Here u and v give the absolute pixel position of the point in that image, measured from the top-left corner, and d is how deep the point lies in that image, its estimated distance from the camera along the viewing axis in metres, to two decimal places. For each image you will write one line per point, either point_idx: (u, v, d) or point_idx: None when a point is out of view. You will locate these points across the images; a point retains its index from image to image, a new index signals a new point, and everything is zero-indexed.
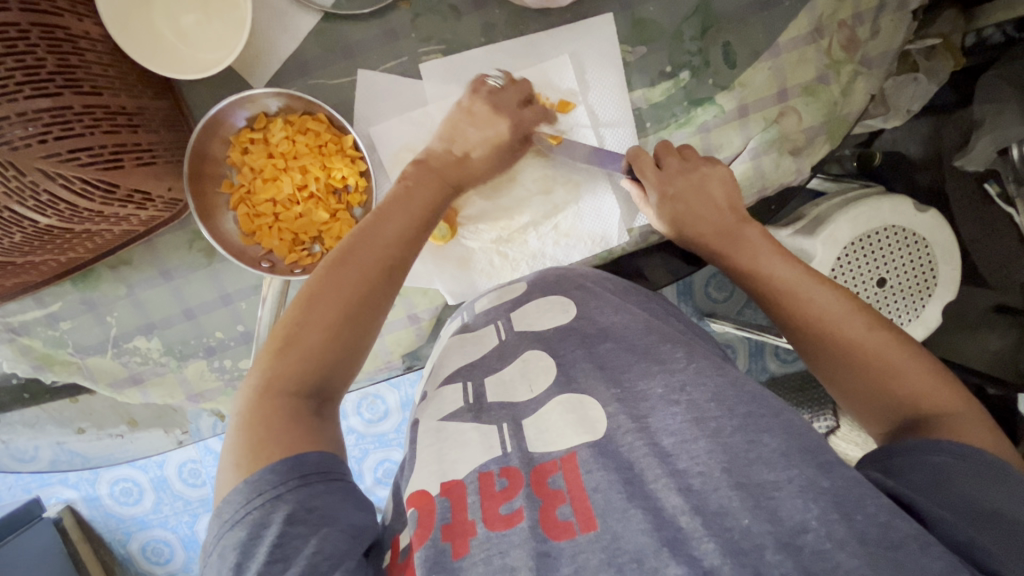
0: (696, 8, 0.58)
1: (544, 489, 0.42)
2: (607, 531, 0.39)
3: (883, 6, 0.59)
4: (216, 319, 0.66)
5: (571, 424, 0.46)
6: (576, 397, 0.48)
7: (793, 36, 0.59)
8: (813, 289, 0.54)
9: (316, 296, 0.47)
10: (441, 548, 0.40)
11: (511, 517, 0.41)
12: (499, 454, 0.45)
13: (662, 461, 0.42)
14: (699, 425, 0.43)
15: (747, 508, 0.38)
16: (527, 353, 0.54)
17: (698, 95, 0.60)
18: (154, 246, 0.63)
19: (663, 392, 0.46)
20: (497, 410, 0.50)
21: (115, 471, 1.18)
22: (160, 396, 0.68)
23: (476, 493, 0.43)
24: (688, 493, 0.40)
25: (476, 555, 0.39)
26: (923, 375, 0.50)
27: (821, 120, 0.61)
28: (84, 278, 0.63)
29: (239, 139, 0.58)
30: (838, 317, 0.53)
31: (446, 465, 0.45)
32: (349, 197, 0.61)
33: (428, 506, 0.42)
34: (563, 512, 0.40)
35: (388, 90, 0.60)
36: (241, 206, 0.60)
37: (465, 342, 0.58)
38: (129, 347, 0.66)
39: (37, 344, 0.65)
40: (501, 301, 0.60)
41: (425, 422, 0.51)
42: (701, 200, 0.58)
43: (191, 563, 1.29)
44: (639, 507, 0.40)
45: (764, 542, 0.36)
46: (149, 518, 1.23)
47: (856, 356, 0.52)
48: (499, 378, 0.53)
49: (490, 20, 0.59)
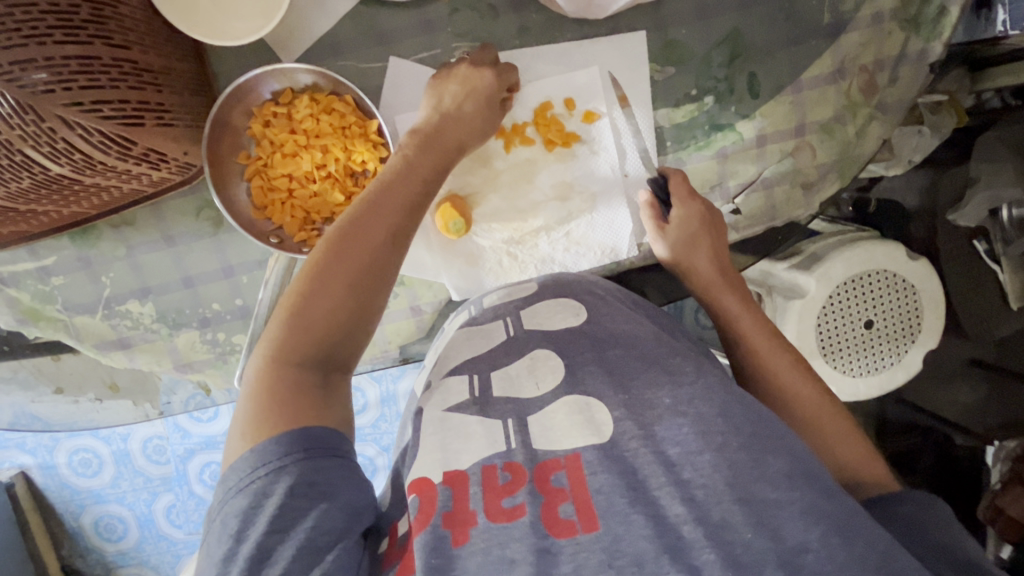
0: (726, 36, 0.60)
1: (546, 486, 0.40)
2: (607, 532, 0.37)
3: (903, 55, 0.60)
4: (214, 290, 0.65)
5: (576, 426, 0.44)
6: (583, 399, 0.47)
7: (816, 75, 0.61)
8: (769, 346, 0.58)
9: (323, 264, 0.46)
10: (440, 536, 0.38)
11: (512, 511, 0.39)
12: (503, 449, 0.43)
13: (667, 470, 0.40)
14: (705, 438, 0.41)
15: (750, 524, 0.36)
16: (535, 351, 0.52)
17: (719, 120, 0.62)
18: (160, 208, 0.62)
19: (671, 402, 0.45)
20: (501, 404, 0.48)
21: (77, 440, 1.14)
22: (145, 362, 0.66)
23: (477, 485, 0.41)
24: (691, 502, 0.38)
25: (476, 544, 0.37)
26: (862, 455, 0.53)
27: (833, 157, 0.63)
28: (83, 234, 0.62)
29: (263, 111, 0.58)
30: (795, 375, 0.56)
31: (449, 454, 0.43)
32: (366, 181, 0.61)
33: (428, 493, 0.40)
34: (565, 511, 0.38)
35: (414, 80, 0.60)
36: (256, 178, 0.60)
37: (472, 334, 0.57)
38: (121, 310, 0.65)
39: (24, 297, 0.64)
40: (511, 299, 0.59)
41: (429, 411, 0.49)
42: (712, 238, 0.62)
43: (144, 542, 1.24)
44: (640, 512, 0.38)
45: (764, 558, 0.35)
46: (106, 492, 1.19)
47: (811, 419, 0.54)
48: (505, 373, 0.51)
49: (526, 24, 0.59)
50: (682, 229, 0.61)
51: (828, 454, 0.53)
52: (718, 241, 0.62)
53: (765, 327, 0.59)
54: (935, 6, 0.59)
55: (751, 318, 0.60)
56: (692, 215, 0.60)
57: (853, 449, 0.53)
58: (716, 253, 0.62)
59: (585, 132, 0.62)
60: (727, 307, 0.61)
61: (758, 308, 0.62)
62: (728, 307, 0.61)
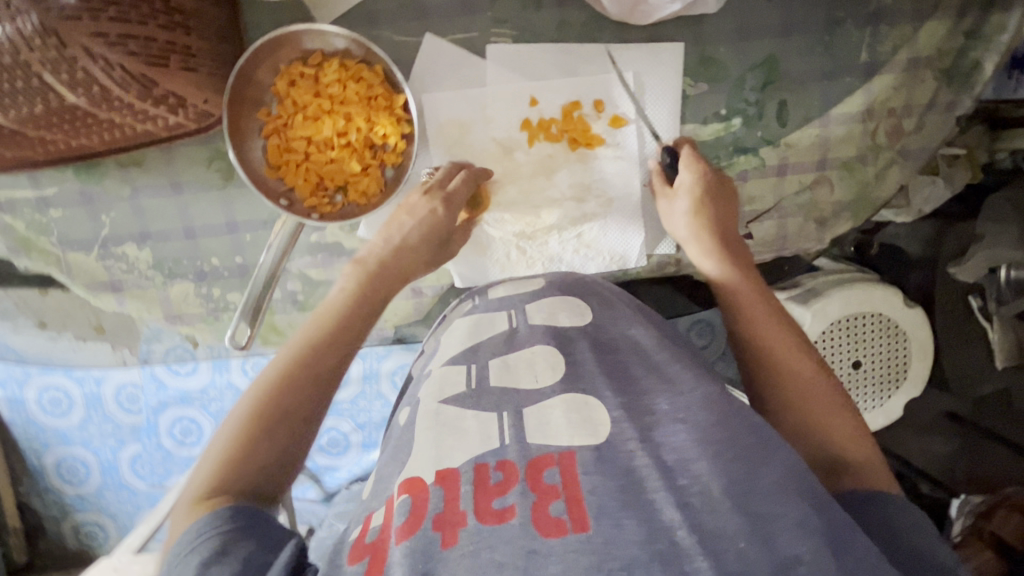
0: (763, 60, 0.60)
1: (538, 485, 0.35)
2: (599, 535, 0.31)
3: (932, 104, 0.61)
4: (215, 244, 0.63)
5: (570, 424, 0.39)
6: (581, 397, 0.42)
7: (845, 111, 0.61)
8: (765, 317, 0.49)
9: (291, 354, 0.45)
10: (430, 539, 0.32)
11: (502, 512, 0.33)
12: (496, 446, 0.38)
13: (663, 475, 0.35)
14: (702, 445, 0.36)
15: (745, 533, 0.31)
16: (537, 345, 0.48)
17: (744, 143, 0.62)
18: (170, 154, 0.61)
19: (669, 410, 0.40)
20: (497, 397, 0.43)
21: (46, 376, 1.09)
22: (135, 308, 0.65)
23: (468, 484, 0.35)
24: (687, 508, 0.33)
25: (465, 547, 0.31)
26: (857, 446, 0.43)
27: (850, 197, 0.63)
28: (88, 170, 0.61)
29: (290, 70, 0.57)
30: (790, 349, 0.48)
31: (442, 452, 0.38)
32: (385, 155, 0.60)
33: (420, 495, 0.35)
34: (555, 509, 0.33)
35: (447, 60, 0.60)
36: (273, 137, 0.58)
37: (475, 323, 0.55)
38: (117, 252, 0.63)
39: (19, 225, 0.62)
40: (517, 292, 0.58)
41: (425, 404, 0.44)
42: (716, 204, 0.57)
43: (104, 490, 1.20)
44: (632, 517, 0.32)
45: (757, 566, 0.29)
46: (73, 433, 1.13)
47: (802, 399, 0.46)
48: (504, 363, 0.47)
49: (567, 19, 0.59)
50: (687, 188, 0.57)
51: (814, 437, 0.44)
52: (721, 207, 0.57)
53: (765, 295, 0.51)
54: (970, 60, 0.59)
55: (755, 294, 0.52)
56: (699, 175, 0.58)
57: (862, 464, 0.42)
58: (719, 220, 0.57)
59: (611, 137, 0.61)
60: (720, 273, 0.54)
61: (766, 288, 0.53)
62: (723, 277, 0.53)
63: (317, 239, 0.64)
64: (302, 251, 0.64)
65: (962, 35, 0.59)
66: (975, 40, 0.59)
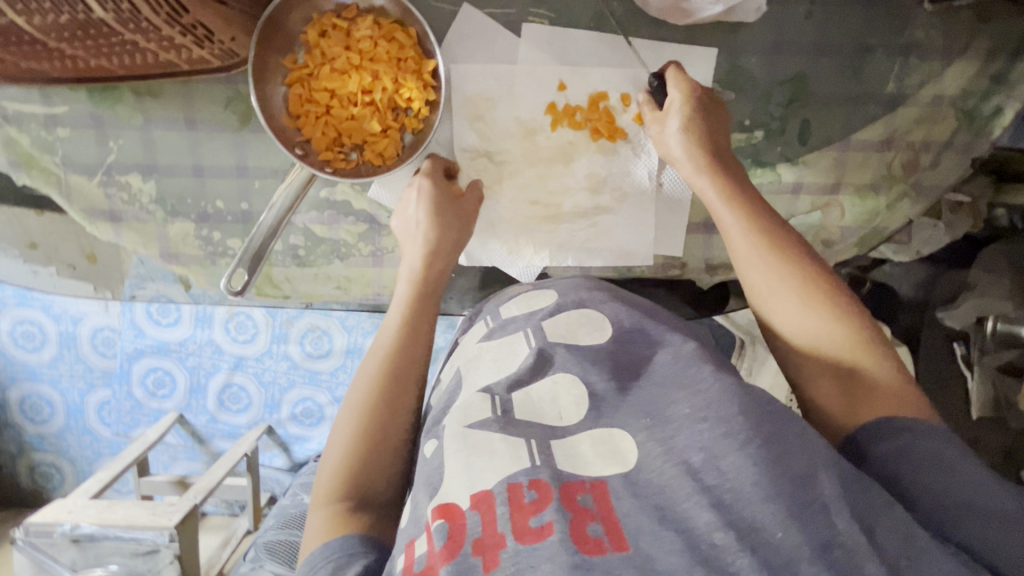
0: (791, 78, 0.60)
1: (573, 505, 0.35)
2: (639, 552, 0.32)
3: (950, 143, 0.62)
4: (221, 187, 0.62)
5: (598, 455, 0.39)
6: (606, 430, 0.41)
7: (865, 139, 0.62)
8: (768, 268, 0.51)
9: (364, 377, 0.52)
10: (471, 564, 0.33)
11: (540, 531, 0.34)
12: (529, 466, 0.38)
13: (691, 477, 0.35)
14: (727, 439, 0.36)
15: (782, 522, 0.32)
16: (558, 375, 0.45)
17: (762, 157, 0.62)
18: (189, 89, 0.60)
19: (689, 411, 0.39)
20: (525, 426, 0.42)
21: (20, 311, 1.08)
22: (131, 240, 0.64)
23: (504, 504, 0.35)
24: (719, 507, 0.33)
25: (506, 569, 0.32)
26: (882, 375, 0.44)
27: (859, 224, 0.64)
28: (102, 93, 0.60)
29: (323, 21, 0.56)
30: (798, 292, 0.49)
31: (474, 474, 0.38)
32: (406, 119, 0.59)
33: (459, 521, 0.36)
34: (593, 529, 0.34)
35: (482, 33, 0.59)
36: (297, 85, 0.58)
37: (493, 349, 0.51)
38: (120, 181, 0.62)
39: (23, 140, 0.61)
40: (530, 312, 0.53)
41: (449, 426, 0.42)
42: (713, 132, 0.57)
43: (67, 432, 1.20)
44: (669, 529, 0.33)
45: (797, 555, 0.31)
46: (41, 371, 1.14)
47: (822, 344, 0.47)
48: (525, 396, 0.44)
49: (604, 10, 0.59)
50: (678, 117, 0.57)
51: (835, 376, 0.45)
52: (720, 135, 0.58)
53: (773, 237, 0.52)
54: (991, 105, 0.60)
55: (766, 232, 0.53)
56: (683, 96, 0.57)
57: (884, 376, 0.44)
58: (720, 153, 0.57)
59: (633, 133, 0.62)
60: (726, 226, 0.55)
61: (782, 219, 0.54)
62: (731, 228, 0.54)
63: (326, 195, 0.63)
64: (309, 205, 0.63)
65: (987, 79, 0.60)
66: (998, 85, 0.60)
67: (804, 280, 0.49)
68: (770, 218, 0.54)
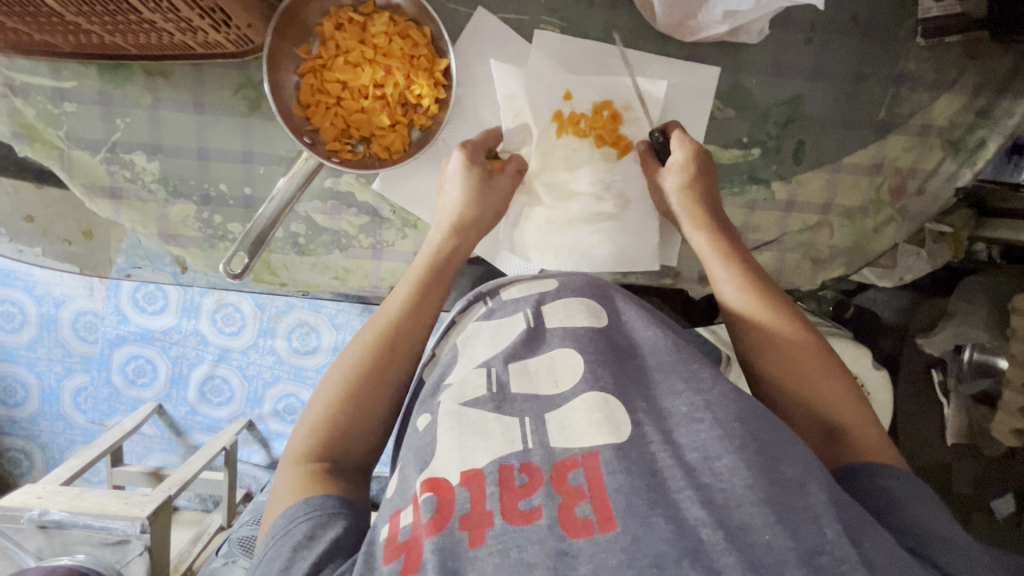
0: (789, 99, 0.63)
1: (563, 486, 0.37)
2: (626, 532, 0.33)
3: (936, 171, 0.64)
4: (225, 171, 0.63)
5: (593, 424, 0.40)
6: (600, 395, 0.42)
7: (856, 163, 0.64)
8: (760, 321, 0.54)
9: (349, 348, 0.53)
10: (456, 538, 0.35)
11: (529, 513, 0.35)
12: (520, 448, 0.39)
13: (686, 473, 0.37)
14: (725, 441, 0.38)
15: (771, 524, 0.33)
16: (556, 349, 0.47)
17: (758, 174, 0.64)
18: (201, 73, 0.60)
19: (687, 411, 0.41)
20: (520, 402, 0.44)
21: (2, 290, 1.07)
22: (129, 220, 0.63)
23: (494, 485, 0.37)
24: (711, 505, 0.34)
25: (492, 545, 0.34)
26: (858, 422, 0.48)
27: (847, 243, 0.66)
28: (113, 72, 0.60)
29: (340, 14, 0.58)
30: (787, 345, 0.52)
31: (467, 452, 0.39)
32: (415, 116, 0.60)
33: (447, 495, 0.37)
34: (581, 511, 0.35)
35: (494, 36, 0.61)
36: (309, 75, 0.58)
37: (490, 327, 0.53)
38: (124, 158, 0.62)
39: (28, 111, 0.61)
40: (530, 293, 0.55)
41: (443, 403, 0.44)
42: (707, 191, 0.60)
43: (40, 418, 1.17)
44: (660, 514, 0.34)
45: (785, 558, 0.31)
46: (18, 353, 1.12)
47: (807, 394, 0.50)
48: (523, 368, 0.47)
49: (614, 22, 0.61)
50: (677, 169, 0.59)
51: (818, 417, 0.49)
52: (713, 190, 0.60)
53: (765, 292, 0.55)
54: (977, 137, 0.63)
55: (757, 287, 0.56)
56: (681, 155, 0.59)
57: (861, 426, 0.48)
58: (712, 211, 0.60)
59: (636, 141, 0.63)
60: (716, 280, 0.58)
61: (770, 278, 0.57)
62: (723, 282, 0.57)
63: (331, 185, 0.63)
64: (313, 195, 0.64)
65: (973, 112, 0.63)
66: (983, 119, 0.63)
67: (788, 324, 0.53)
68: (760, 275, 0.57)
